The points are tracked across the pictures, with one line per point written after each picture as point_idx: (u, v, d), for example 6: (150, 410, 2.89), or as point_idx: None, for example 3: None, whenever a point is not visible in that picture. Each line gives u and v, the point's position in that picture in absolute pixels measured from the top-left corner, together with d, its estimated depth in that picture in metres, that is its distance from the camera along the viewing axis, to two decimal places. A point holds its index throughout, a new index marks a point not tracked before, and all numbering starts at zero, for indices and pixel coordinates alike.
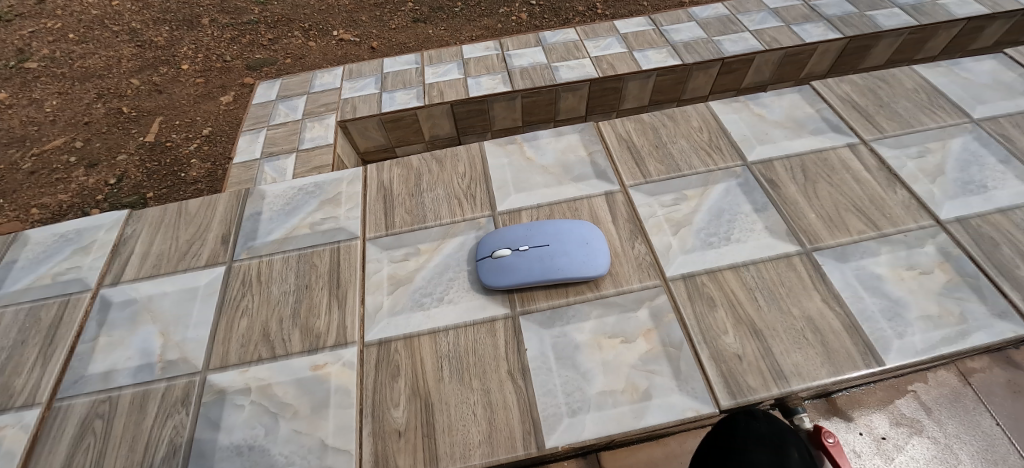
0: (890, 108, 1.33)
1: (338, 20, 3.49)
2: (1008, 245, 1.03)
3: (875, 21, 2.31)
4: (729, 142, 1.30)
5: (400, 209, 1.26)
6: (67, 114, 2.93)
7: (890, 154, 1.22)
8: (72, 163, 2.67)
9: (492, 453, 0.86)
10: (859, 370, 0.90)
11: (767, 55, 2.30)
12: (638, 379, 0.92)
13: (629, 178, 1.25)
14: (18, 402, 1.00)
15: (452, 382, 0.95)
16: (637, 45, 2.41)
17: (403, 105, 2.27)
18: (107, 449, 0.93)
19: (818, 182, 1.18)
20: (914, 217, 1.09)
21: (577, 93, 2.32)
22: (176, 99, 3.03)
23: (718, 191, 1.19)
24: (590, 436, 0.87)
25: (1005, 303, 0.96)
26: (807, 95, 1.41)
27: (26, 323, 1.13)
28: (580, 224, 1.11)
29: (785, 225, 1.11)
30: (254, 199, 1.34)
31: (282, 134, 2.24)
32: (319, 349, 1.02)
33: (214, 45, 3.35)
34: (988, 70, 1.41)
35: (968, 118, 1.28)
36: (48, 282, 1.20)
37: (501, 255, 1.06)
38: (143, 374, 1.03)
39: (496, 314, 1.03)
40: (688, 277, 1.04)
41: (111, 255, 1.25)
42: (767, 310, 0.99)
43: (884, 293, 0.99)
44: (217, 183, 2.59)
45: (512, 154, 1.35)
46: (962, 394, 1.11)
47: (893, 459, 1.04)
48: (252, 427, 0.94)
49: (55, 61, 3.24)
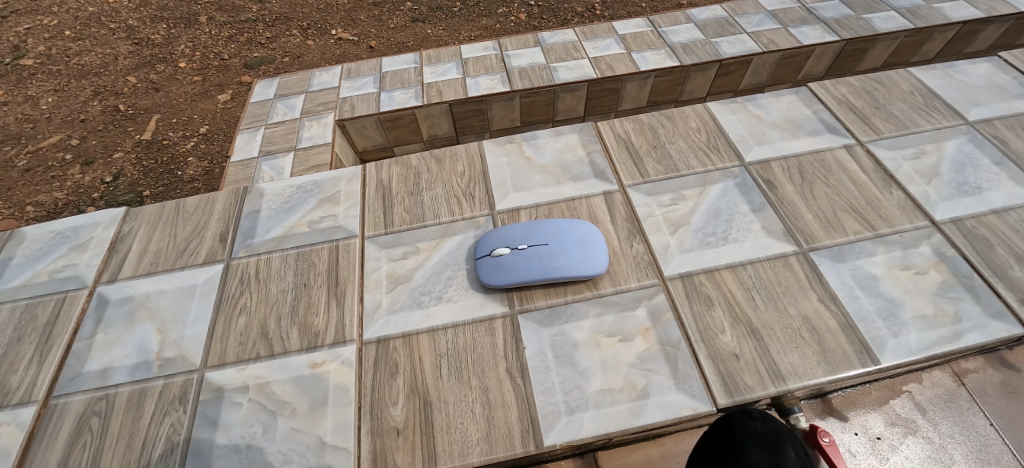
0: (887, 110, 1.34)
1: (337, 19, 3.49)
2: (1002, 246, 1.04)
3: (872, 24, 2.33)
4: (727, 143, 1.31)
5: (400, 208, 1.26)
6: (63, 111, 2.92)
7: (886, 155, 1.23)
8: (68, 160, 2.66)
9: (490, 451, 0.87)
10: (855, 369, 0.91)
11: (765, 57, 2.31)
12: (636, 377, 0.93)
13: (628, 177, 1.26)
14: (14, 399, 1.00)
15: (451, 380, 0.95)
16: (635, 46, 2.42)
17: (402, 104, 2.27)
18: (103, 447, 0.93)
19: (815, 183, 1.19)
20: (909, 218, 1.10)
21: (576, 94, 2.32)
22: (173, 96, 3.02)
23: (716, 191, 1.20)
24: (588, 435, 0.87)
25: (999, 303, 0.97)
26: (804, 96, 1.42)
27: (22, 320, 1.12)
28: (579, 223, 1.11)
29: (782, 225, 1.12)
30: (253, 198, 1.34)
31: (281, 133, 2.24)
32: (318, 347, 1.02)
33: (212, 43, 3.35)
34: (983, 73, 1.42)
35: (963, 121, 1.29)
36: (45, 279, 1.20)
37: (500, 253, 1.07)
38: (141, 371, 1.02)
39: (495, 312, 1.03)
40: (686, 277, 1.05)
41: (108, 252, 1.24)
42: (764, 309, 0.99)
43: (879, 293, 1.00)
44: (214, 181, 2.58)
45: (511, 153, 1.35)
46: (956, 395, 1.12)
47: (887, 458, 1.05)
48: (250, 424, 0.94)
49: (51, 58, 3.22)
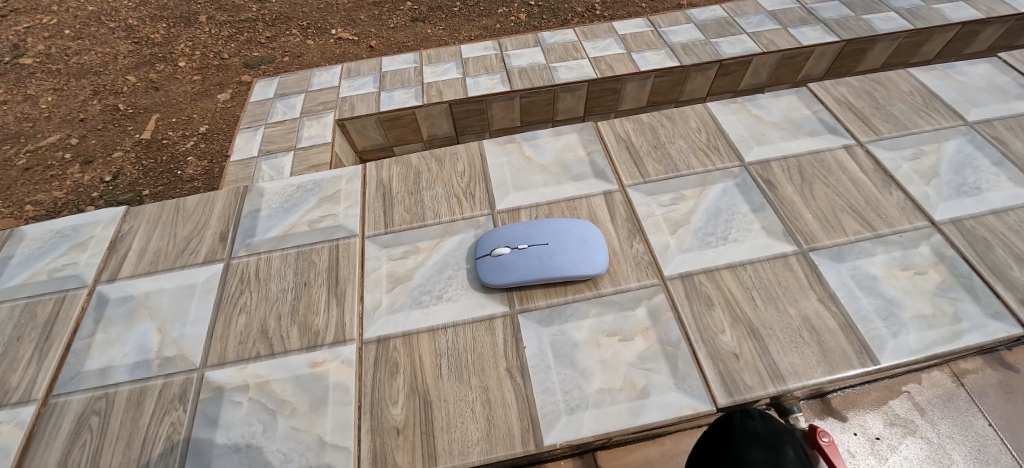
0: (887, 110, 1.34)
1: (337, 18, 3.48)
2: (1001, 246, 1.04)
3: (872, 25, 2.33)
4: (727, 143, 1.31)
5: (400, 207, 1.26)
6: (63, 110, 2.91)
7: (886, 156, 1.23)
8: (67, 159, 2.66)
9: (490, 450, 0.87)
10: (854, 369, 0.91)
11: (765, 57, 2.31)
12: (636, 377, 0.93)
13: (628, 177, 1.26)
14: (13, 398, 1.00)
15: (451, 379, 0.96)
16: (635, 46, 2.42)
17: (402, 103, 2.27)
18: (103, 445, 0.93)
19: (815, 183, 1.19)
20: (908, 218, 1.11)
21: (576, 94, 2.33)
22: (173, 96, 3.02)
23: (716, 190, 1.20)
24: (588, 434, 0.87)
25: (998, 303, 0.97)
26: (804, 96, 1.42)
27: (22, 319, 1.12)
28: (579, 222, 1.11)
29: (782, 225, 1.12)
30: (253, 197, 1.33)
31: (280, 132, 2.24)
32: (318, 346, 1.02)
33: (212, 43, 3.34)
34: (982, 74, 1.42)
35: (962, 121, 1.29)
36: (44, 278, 1.20)
37: (501, 252, 1.07)
38: (140, 370, 1.02)
39: (495, 312, 1.03)
40: (686, 276, 1.05)
41: (107, 251, 1.24)
42: (764, 309, 0.99)
43: (879, 293, 1.00)
44: (213, 181, 2.58)
45: (511, 153, 1.35)
46: (955, 395, 1.12)
47: (886, 459, 1.05)
48: (250, 423, 0.94)
49: (50, 57, 3.22)
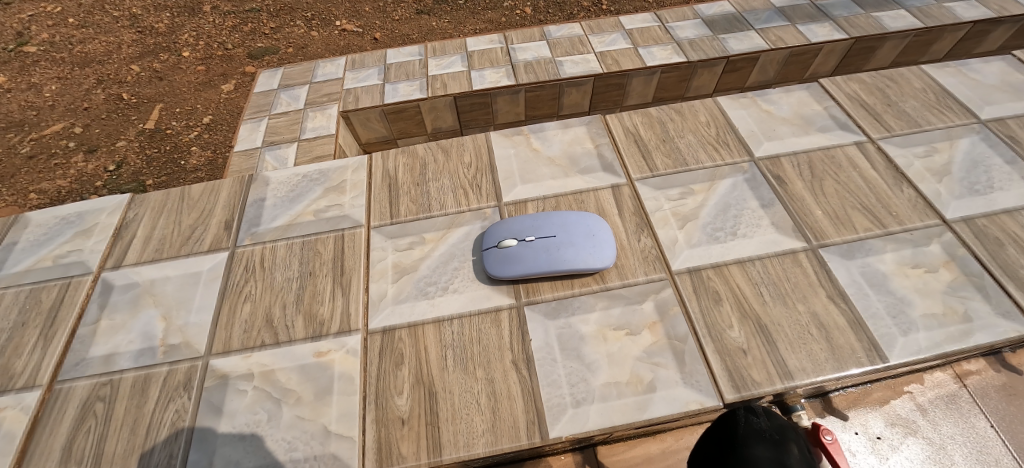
0: (898, 107, 1.33)
1: (341, 10, 3.47)
2: (1013, 245, 1.03)
3: (881, 22, 2.30)
4: (737, 138, 1.30)
5: (406, 198, 1.25)
6: (66, 99, 2.90)
7: (897, 154, 1.22)
8: (71, 148, 2.65)
9: (495, 442, 0.87)
10: (863, 366, 0.90)
11: (772, 54, 2.29)
12: (643, 371, 0.92)
13: (636, 171, 1.25)
14: (18, 383, 1.00)
15: (456, 370, 0.95)
16: (642, 41, 2.39)
17: (406, 96, 2.26)
18: (108, 432, 0.93)
19: (825, 180, 1.18)
20: (919, 216, 1.09)
21: (581, 88, 2.31)
22: (176, 86, 3.01)
23: (725, 185, 1.19)
24: (592, 427, 0.87)
25: (1008, 302, 0.96)
26: (815, 92, 1.41)
27: (26, 305, 1.12)
28: (587, 215, 1.10)
29: (792, 221, 1.11)
30: (258, 186, 1.33)
31: (284, 124, 2.22)
32: (323, 336, 1.02)
33: (215, 33, 3.33)
34: (996, 72, 1.40)
35: (975, 119, 1.28)
36: (49, 264, 1.19)
37: (509, 244, 1.06)
38: (144, 357, 1.02)
39: (501, 304, 1.03)
40: (694, 271, 1.04)
41: (112, 238, 1.24)
42: (773, 306, 0.99)
43: (889, 290, 0.99)
44: (217, 171, 2.56)
45: (518, 145, 1.34)
46: (958, 396, 1.11)
47: (887, 458, 1.04)
48: (255, 412, 0.93)
49: (55, 45, 3.21)
